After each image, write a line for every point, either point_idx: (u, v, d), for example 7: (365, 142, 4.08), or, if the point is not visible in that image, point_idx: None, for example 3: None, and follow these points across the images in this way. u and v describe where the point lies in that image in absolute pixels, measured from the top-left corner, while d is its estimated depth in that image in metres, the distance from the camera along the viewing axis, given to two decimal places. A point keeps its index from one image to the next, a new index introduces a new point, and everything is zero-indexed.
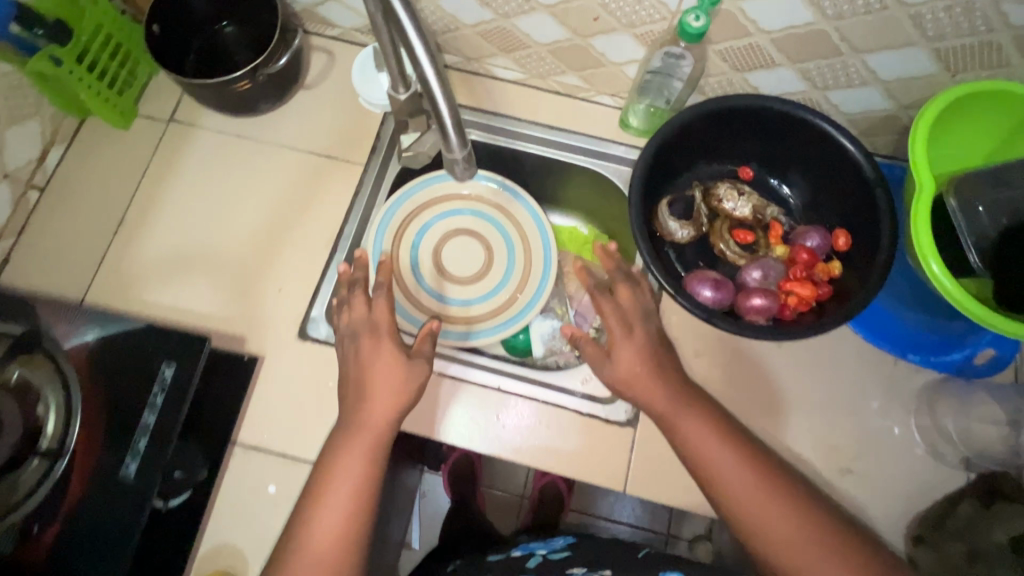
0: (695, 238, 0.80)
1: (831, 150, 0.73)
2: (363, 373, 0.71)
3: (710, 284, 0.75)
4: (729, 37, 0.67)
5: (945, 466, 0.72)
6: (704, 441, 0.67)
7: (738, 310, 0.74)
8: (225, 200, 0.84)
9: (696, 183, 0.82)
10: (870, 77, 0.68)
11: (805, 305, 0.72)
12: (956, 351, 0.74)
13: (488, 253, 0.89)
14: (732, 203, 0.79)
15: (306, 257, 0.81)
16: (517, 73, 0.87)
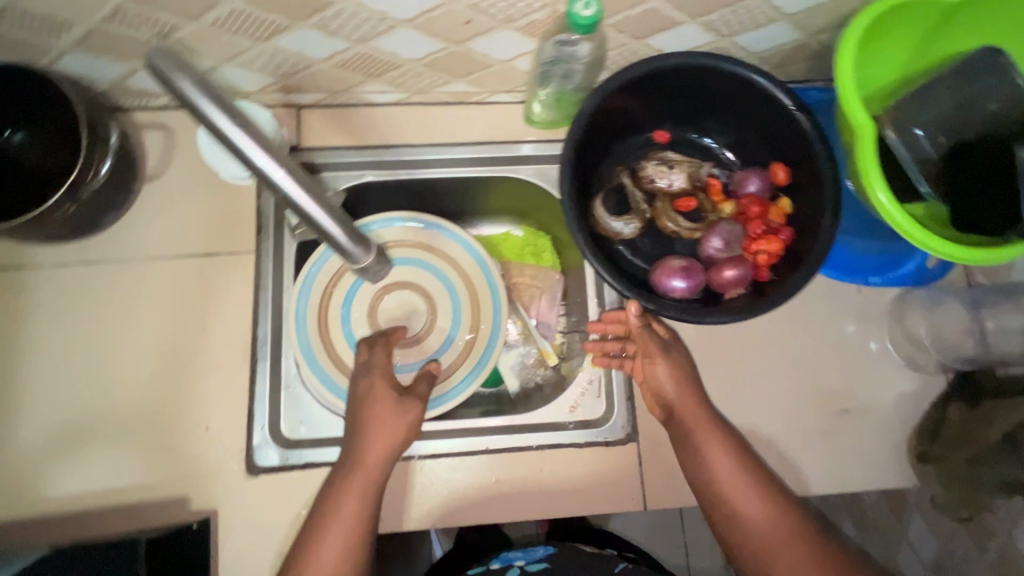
0: (642, 226, 0.74)
1: (746, 91, 0.68)
2: (358, 417, 0.65)
3: (680, 273, 0.69)
4: (624, 9, 0.58)
5: (926, 375, 0.74)
6: (733, 482, 0.64)
7: (715, 290, 0.69)
8: (100, 346, 0.69)
9: (620, 167, 0.76)
10: (776, 14, 0.62)
11: (775, 261, 0.68)
12: (909, 261, 0.74)
13: (428, 300, 0.80)
14: (667, 179, 0.73)
15: (225, 380, 0.69)
16: (396, 94, 0.75)
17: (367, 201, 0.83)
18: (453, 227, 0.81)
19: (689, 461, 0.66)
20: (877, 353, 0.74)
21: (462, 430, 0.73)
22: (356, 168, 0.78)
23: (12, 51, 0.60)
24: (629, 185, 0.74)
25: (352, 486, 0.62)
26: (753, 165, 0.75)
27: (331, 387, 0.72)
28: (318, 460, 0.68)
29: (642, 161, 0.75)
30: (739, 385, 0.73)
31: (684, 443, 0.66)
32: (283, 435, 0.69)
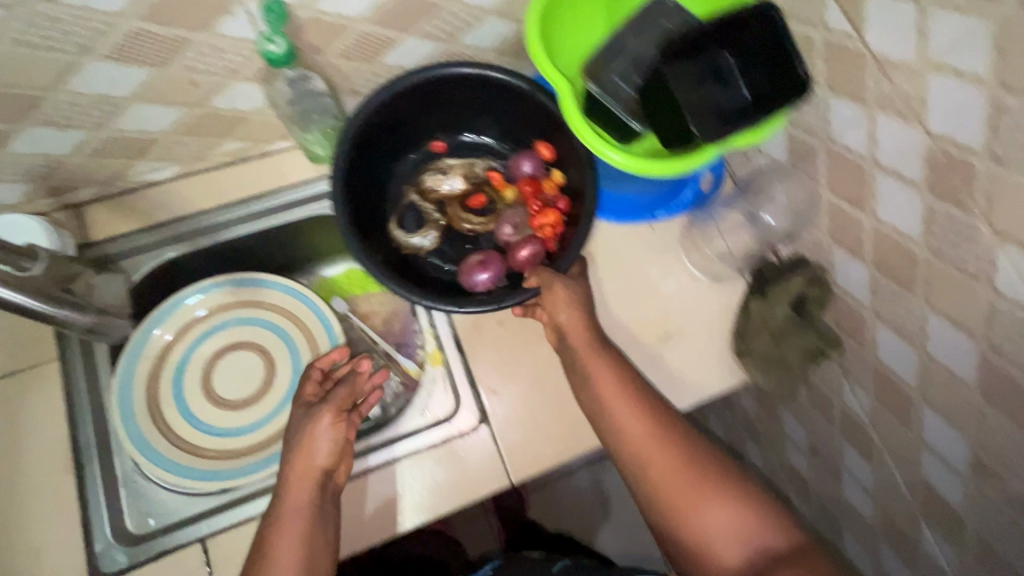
0: (442, 233, 0.80)
1: (483, 87, 0.74)
2: (291, 442, 0.67)
3: (482, 266, 0.75)
4: (333, 39, 0.64)
5: (729, 283, 0.82)
6: (639, 430, 0.66)
7: (517, 270, 0.75)
8: None
9: (406, 187, 0.82)
10: (479, 12, 0.70)
11: (559, 229, 0.75)
12: (685, 190, 0.83)
13: (266, 354, 0.80)
14: (447, 183, 0.80)
15: (50, 496, 0.65)
16: (174, 168, 0.77)
17: (182, 278, 0.83)
18: (273, 276, 0.83)
19: (582, 390, 0.70)
20: (681, 277, 0.82)
21: None
22: (155, 248, 0.78)
23: None
24: (417, 201, 0.80)
25: (293, 508, 0.63)
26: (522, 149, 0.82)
27: (175, 469, 0.70)
28: (185, 540, 0.66)
29: (423, 175, 0.81)
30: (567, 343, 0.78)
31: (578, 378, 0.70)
32: (130, 532, 0.66)
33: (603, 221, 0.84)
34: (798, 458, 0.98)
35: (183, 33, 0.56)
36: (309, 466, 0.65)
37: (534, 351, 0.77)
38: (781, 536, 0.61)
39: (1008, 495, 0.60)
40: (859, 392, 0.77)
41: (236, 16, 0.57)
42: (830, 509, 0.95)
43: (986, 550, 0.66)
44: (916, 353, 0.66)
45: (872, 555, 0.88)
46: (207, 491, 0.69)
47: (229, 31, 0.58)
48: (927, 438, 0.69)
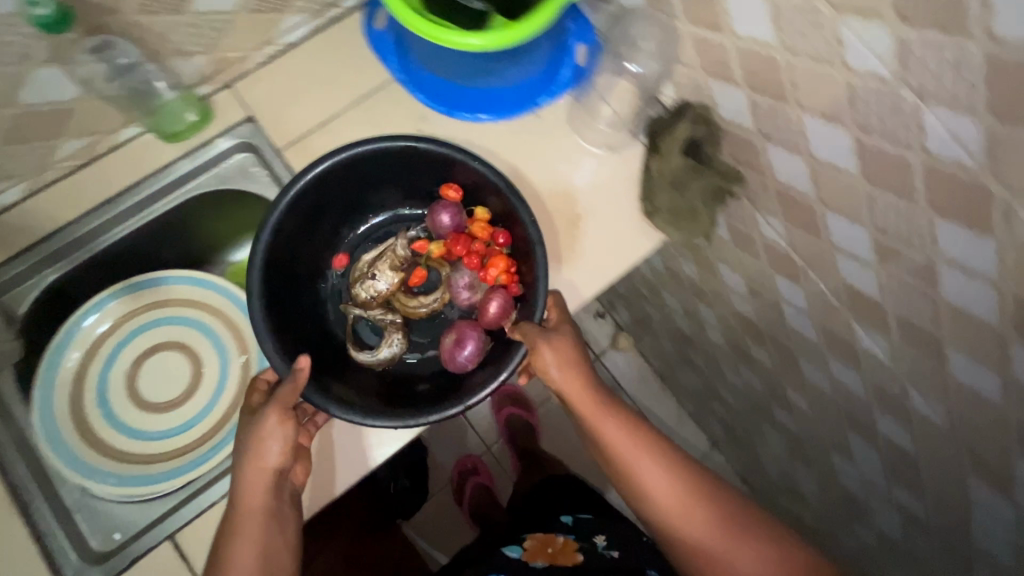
0: (404, 331, 0.90)
1: (360, 165, 0.81)
2: (238, 450, 0.67)
3: (462, 341, 0.82)
4: None
5: (624, 149, 0.81)
6: (651, 470, 0.74)
7: (494, 325, 0.83)
8: None
9: (345, 296, 0.92)
10: None
11: (511, 272, 0.83)
12: (565, 69, 0.82)
13: (184, 350, 0.78)
14: (379, 280, 0.89)
15: (1, 536, 0.64)
16: (22, 186, 0.75)
17: (82, 297, 0.80)
18: (171, 271, 0.80)
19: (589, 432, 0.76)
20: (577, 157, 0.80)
21: None
22: (37, 273, 0.75)
23: None
24: (363, 312, 0.90)
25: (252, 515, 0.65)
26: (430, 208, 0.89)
27: (122, 481, 0.68)
28: (148, 546, 0.66)
29: (354, 285, 0.91)
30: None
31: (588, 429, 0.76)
32: (96, 551, 0.66)
33: (492, 124, 0.82)
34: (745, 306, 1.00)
35: None
36: (259, 471, 0.66)
37: None
38: (785, 556, 0.70)
39: (912, 264, 0.62)
40: (771, 218, 0.78)
41: None
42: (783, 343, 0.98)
43: (909, 325, 0.69)
44: (802, 159, 0.67)
45: (827, 372, 0.92)
46: (163, 492, 0.68)
47: None
48: (836, 240, 0.71)
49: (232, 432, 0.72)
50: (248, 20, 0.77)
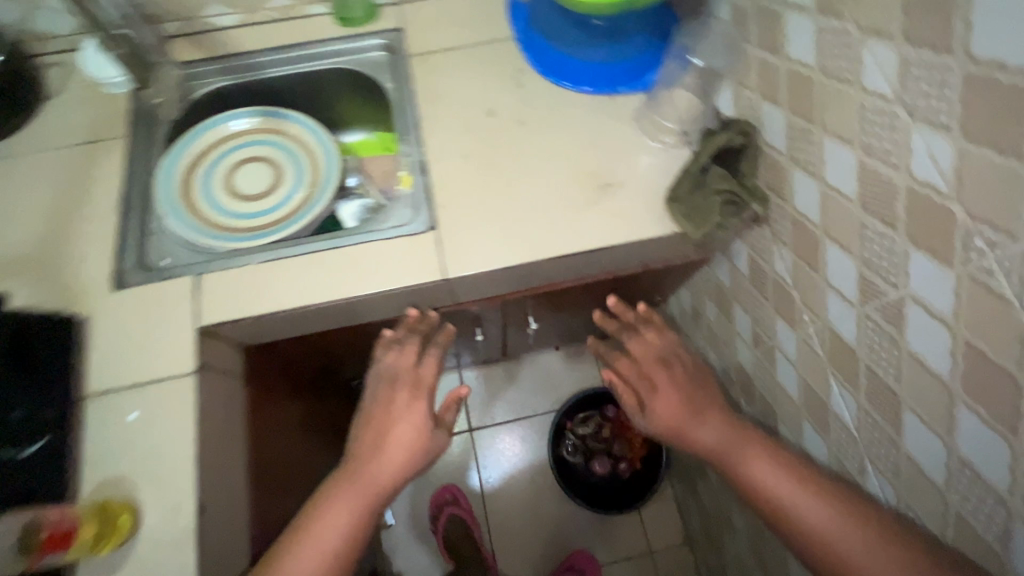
0: (581, 454, 1.64)
1: None
2: (376, 414, 0.85)
3: (600, 464, 1.62)
4: None
5: (670, 150, 0.90)
6: (770, 478, 0.75)
7: (618, 471, 1.62)
8: None
9: (564, 431, 1.65)
10: None
11: (640, 455, 1.63)
12: (647, 69, 0.94)
13: (275, 163, 0.99)
14: (583, 427, 1.64)
15: (99, 222, 0.87)
16: (235, 15, 0.99)
17: (225, 104, 1.03)
18: (297, 114, 1.03)
19: (739, 476, 0.78)
20: (727, 78, 0.85)
21: (286, 241, 0.88)
22: (211, 75, 1.00)
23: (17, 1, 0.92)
24: (568, 436, 1.64)
25: (354, 499, 0.77)
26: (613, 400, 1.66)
27: (182, 219, 0.89)
28: (171, 275, 0.84)
29: (571, 427, 1.65)
30: (531, 184, 0.89)
31: (729, 466, 0.79)
32: (146, 261, 0.85)
33: (580, 93, 0.94)
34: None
35: None
36: (376, 472, 0.79)
37: (483, 182, 0.89)
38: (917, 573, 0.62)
39: (885, 304, 0.63)
40: (784, 250, 0.81)
41: None
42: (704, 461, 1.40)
43: (876, 378, 0.67)
44: (817, 186, 0.71)
45: (800, 441, 0.88)
46: (184, 223, 0.88)
47: None
48: (830, 278, 0.72)
49: (291, 220, 0.92)
50: None
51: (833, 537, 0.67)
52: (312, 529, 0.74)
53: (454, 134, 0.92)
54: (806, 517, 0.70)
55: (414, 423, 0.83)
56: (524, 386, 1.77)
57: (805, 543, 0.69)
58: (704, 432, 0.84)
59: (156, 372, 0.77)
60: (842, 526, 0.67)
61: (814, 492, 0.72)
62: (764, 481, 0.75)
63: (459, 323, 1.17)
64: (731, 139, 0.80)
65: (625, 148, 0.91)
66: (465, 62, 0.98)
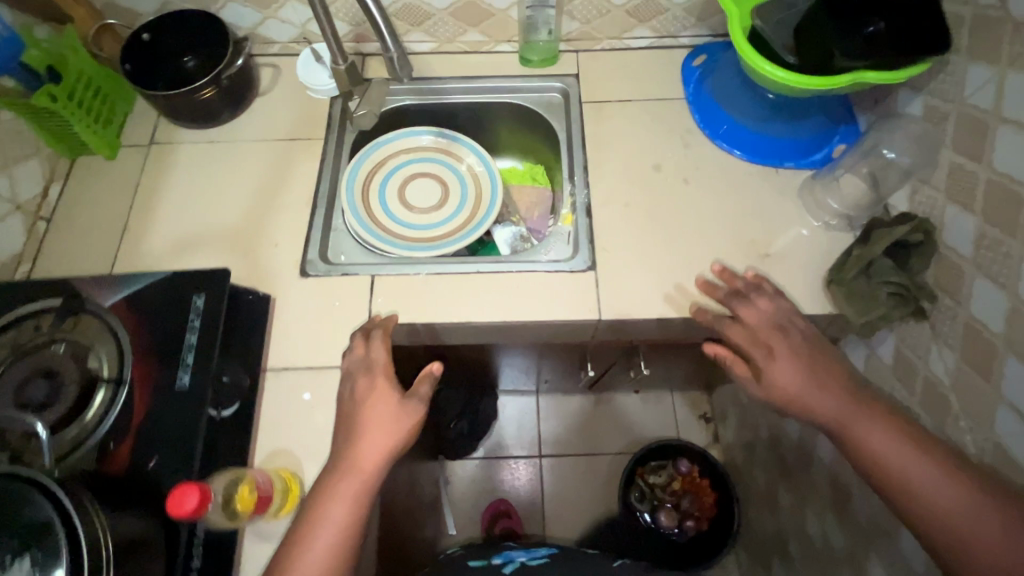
0: (647, 503, 1.63)
1: (705, 460, 1.64)
2: (354, 413, 0.77)
3: (666, 517, 1.60)
4: (595, 12, 1.01)
5: (834, 232, 0.91)
6: (888, 449, 0.69)
7: (683, 527, 1.60)
8: (186, 201, 0.97)
9: (633, 475, 1.65)
10: (670, 3, 1.00)
11: (708, 517, 1.60)
12: (817, 152, 0.97)
13: (441, 179, 1.07)
14: (654, 476, 1.64)
15: (291, 214, 0.96)
16: (431, 43, 1.07)
17: (405, 121, 1.11)
18: (467, 138, 1.10)
19: (849, 441, 0.72)
20: (908, 173, 0.86)
21: (450, 258, 0.94)
22: (399, 95, 1.09)
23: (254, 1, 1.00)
24: (637, 482, 1.64)
25: (342, 497, 0.70)
26: (687, 454, 1.66)
27: (360, 222, 0.98)
28: (350, 272, 0.91)
29: (641, 473, 1.65)
30: (690, 242, 0.92)
31: (843, 434, 0.73)
32: (328, 256, 0.94)
33: (746, 163, 0.98)
34: (733, 444, 1.68)
35: (433, 10, 1.00)
36: (363, 455, 0.73)
37: (643, 233, 0.93)
38: None
39: None
40: (947, 352, 0.81)
41: None
42: (784, 537, 1.36)
43: None
44: (1007, 298, 0.71)
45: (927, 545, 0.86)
46: (363, 227, 0.97)
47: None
48: (1006, 392, 0.71)
49: (454, 240, 0.99)
50: (621, 16, 1.02)
51: (961, 519, 0.63)
52: (313, 529, 0.69)
53: (619, 183, 0.97)
54: (929, 496, 0.65)
55: (383, 409, 0.76)
56: (599, 424, 1.78)
57: (920, 516, 0.65)
58: (821, 405, 0.74)
59: (329, 360, 0.85)
60: (970, 508, 0.63)
61: (941, 468, 0.66)
62: (879, 449, 0.69)
63: (574, 357, 1.21)
64: (909, 233, 0.81)
65: (786, 222, 0.93)
66: (639, 117, 1.03)
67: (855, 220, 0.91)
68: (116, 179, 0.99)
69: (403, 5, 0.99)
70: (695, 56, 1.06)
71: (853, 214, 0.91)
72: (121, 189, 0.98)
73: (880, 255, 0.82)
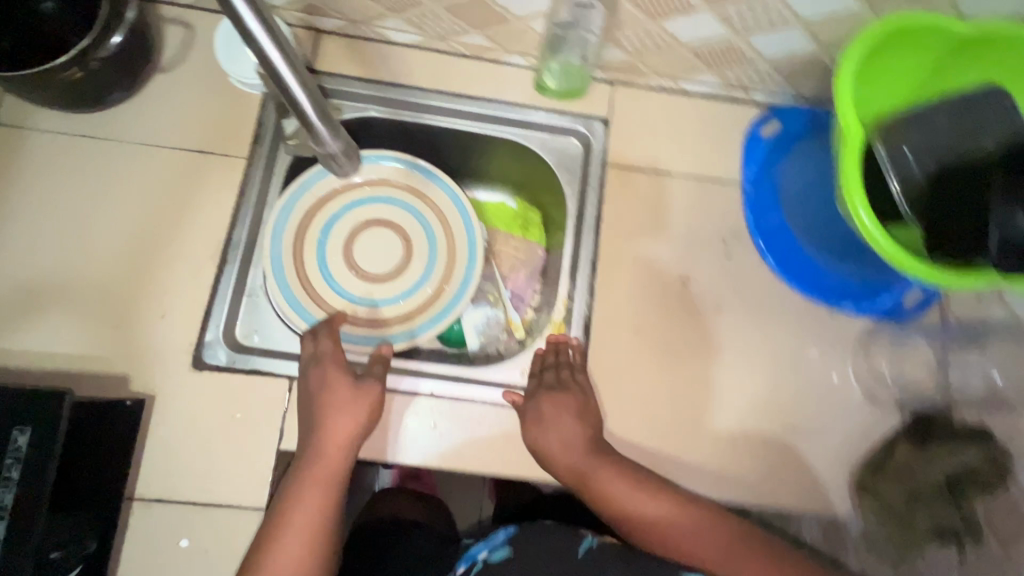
0: None
1: None
2: (312, 412, 0.65)
3: None
4: (652, 47, 0.71)
5: (881, 410, 0.73)
6: (617, 490, 0.61)
7: None
8: (40, 222, 0.70)
9: None
10: (756, 56, 0.71)
11: None
12: (886, 296, 0.75)
13: (399, 230, 0.80)
14: None
15: (190, 269, 0.70)
16: (414, 36, 0.76)
17: (368, 135, 0.82)
18: (444, 175, 0.82)
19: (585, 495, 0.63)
20: None
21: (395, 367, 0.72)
22: (363, 101, 0.79)
23: None
24: None
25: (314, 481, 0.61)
26: None
27: (282, 292, 0.73)
28: (263, 369, 0.69)
29: None
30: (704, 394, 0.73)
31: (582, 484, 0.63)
32: (235, 339, 0.71)
33: (794, 293, 0.76)
34: None
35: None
36: (327, 450, 0.62)
37: (649, 372, 0.73)
38: None
39: None
40: None
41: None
42: None
43: None
44: None
45: None
46: (283, 300, 0.72)
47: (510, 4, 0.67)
48: None
49: (405, 328, 0.76)
50: (683, 55, 0.72)
51: (706, 554, 0.57)
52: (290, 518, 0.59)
53: (634, 294, 0.74)
54: (652, 526, 0.59)
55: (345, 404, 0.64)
56: None
57: (645, 541, 0.59)
58: (564, 453, 0.65)
59: (218, 496, 0.65)
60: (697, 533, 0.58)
61: (674, 505, 0.60)
62: (616, 493, 0.61)
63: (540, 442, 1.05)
64: (979, 465, 0.65)
65: (826, 386, 0.74)
66: (675, 200, 0.77)
67: (910, 400, 0.73)
68: None
69: None
70: (765, 121, 0.79)
71: (909, 393, 0.73)
72: None
73: (937, 483, 0.66)
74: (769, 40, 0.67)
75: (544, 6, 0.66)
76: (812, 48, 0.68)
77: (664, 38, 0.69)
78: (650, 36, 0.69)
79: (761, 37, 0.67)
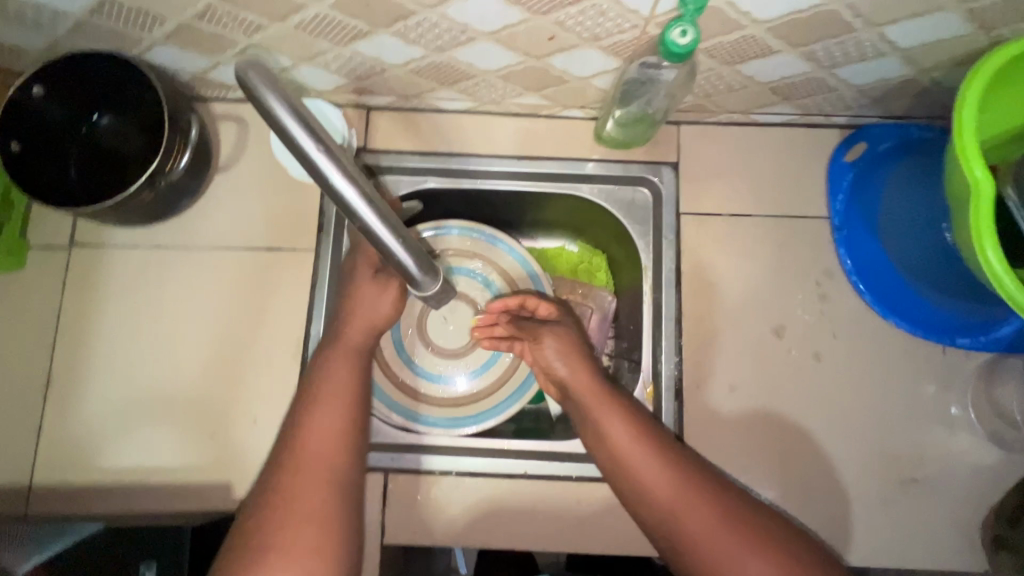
0: None
1: None
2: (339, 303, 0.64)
3: None
4: (725, 88, 0.66)
5: (1009, 453, 0.67)
6: (626, 440, 0.59)
7: None
8: (125, 337, 0.71)
9: None
10: (842, 85, 0.65)
11: None
12: (1006, 326, 0.68)
13: (468, 301, 0.78)
14: None
15: (275, 370, 0.71)
16: (466, 103, 0.73)
17: (427, 205, 0.80)
18: (507, 236, 0.79)
19: (588, 429, 0.62)
20: None
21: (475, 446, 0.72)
22: (419, 173, 0.77)
23: (198, 48, 0.64)
24: None
25: (341, 376, 0.60)
26: None
27: None
28: None
29: None
30: (812, 451, 0.68)
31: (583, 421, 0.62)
32: None
33: (899, 332, 0.71)
34: None
35: (476, 71, 0.66)
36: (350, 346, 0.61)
37: (750, 432, 0.69)
38: None
39: None
40: None
41: (599, 59, 0.61)
42: None
43: None
44: None
45: None
46: None
47: (570, 68, 0.63)
48: None
49: (486, 404, 0.75)
50: (759, 92, 0.67)
51: (690, 522, 0.54)
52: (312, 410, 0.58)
53: (725, 350, 0.70)
54: (648, 487, 0.57)
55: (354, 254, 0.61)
56: None
57: (635, 494, 0.58)
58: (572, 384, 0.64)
59: None
60: (689, 508, 0.55)
61: (673, 470, 0.57)
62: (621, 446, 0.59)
63: None
64: None
65: (946, 432, 0.69)
66: (758, 244, 0.72)
67: None
68: (28, 303, 0.71)
69: (433, 63, 0.65)
70: (850, 146, 0.73)
71: None
72: (35, 321, 0.71)
73: None
74: (859, 71, 0.61)
75: (608, 66, 0.62)
76: (908, 74, 0.61)
77: (738, 80, 0.64)
78: (723, 80, 0.64)
79: (849, 69, 0.61)
